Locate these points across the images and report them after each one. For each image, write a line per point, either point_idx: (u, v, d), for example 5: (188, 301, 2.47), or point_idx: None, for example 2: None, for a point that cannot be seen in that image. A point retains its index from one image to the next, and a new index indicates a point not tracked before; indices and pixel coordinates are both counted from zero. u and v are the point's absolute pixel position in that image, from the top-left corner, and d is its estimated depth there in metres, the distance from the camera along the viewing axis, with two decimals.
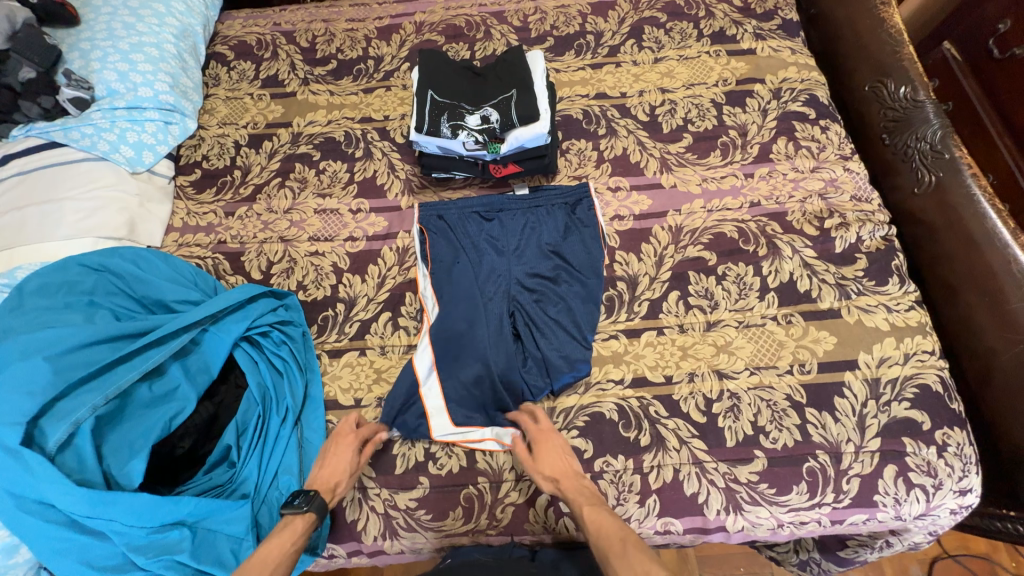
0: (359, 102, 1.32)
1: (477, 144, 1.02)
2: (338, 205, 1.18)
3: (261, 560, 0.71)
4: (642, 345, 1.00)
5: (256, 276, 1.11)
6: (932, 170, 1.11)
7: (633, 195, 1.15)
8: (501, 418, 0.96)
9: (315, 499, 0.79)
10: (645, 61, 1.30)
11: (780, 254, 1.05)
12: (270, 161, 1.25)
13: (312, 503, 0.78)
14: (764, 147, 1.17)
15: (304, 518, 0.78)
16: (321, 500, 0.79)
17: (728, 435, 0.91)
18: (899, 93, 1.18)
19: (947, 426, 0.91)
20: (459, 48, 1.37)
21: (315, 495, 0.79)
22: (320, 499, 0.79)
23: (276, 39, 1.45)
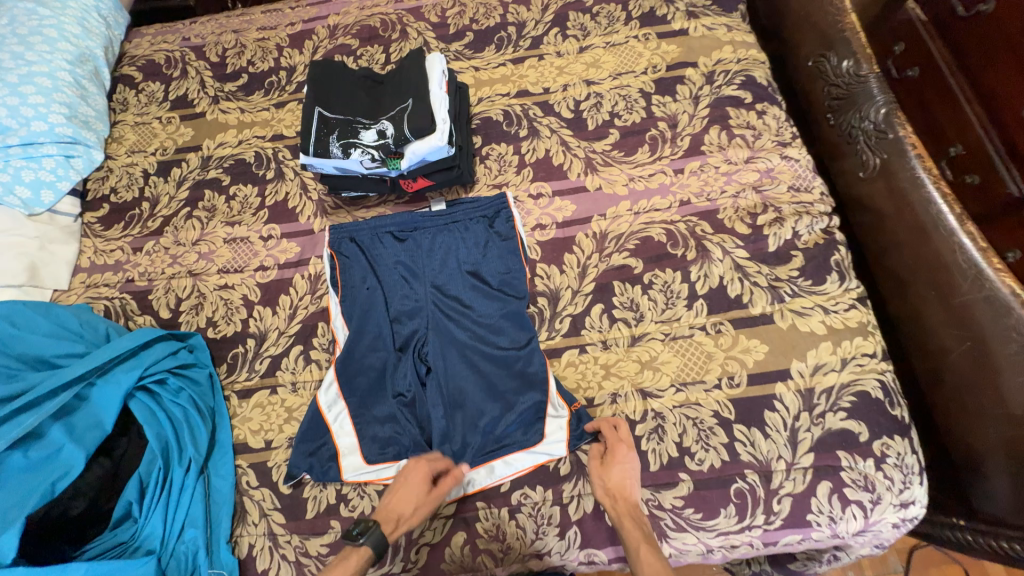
0: (271, 118, 1.25)
1: (375, 162, 0.95)
2: (248, 233, 1.12)
3: None
4: (563, 366, 0.94)
5: (165, 314, 1.06)
6: (875, 153, 1.02)
7: (556, 200, 1.08)
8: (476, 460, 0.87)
9: (373, 536, 0.75)
10: (569, 52, 1.21)
11: (709, 257, 0.97)
12: (178, 190, 1.19)
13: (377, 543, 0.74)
14: (695, 138, 1.08)
15: (360, 553, 0.74)
16: (381, 535, 0.75)
17: (651, 459, 0.86)
18: (842, 68, 1.08)
19: (886, 436, 0.84)
20: (374, 51, 1.29)
21: (372, 526, 0.76)
22: (378, 534, 0.75)
23: (185, 55, 1.37)
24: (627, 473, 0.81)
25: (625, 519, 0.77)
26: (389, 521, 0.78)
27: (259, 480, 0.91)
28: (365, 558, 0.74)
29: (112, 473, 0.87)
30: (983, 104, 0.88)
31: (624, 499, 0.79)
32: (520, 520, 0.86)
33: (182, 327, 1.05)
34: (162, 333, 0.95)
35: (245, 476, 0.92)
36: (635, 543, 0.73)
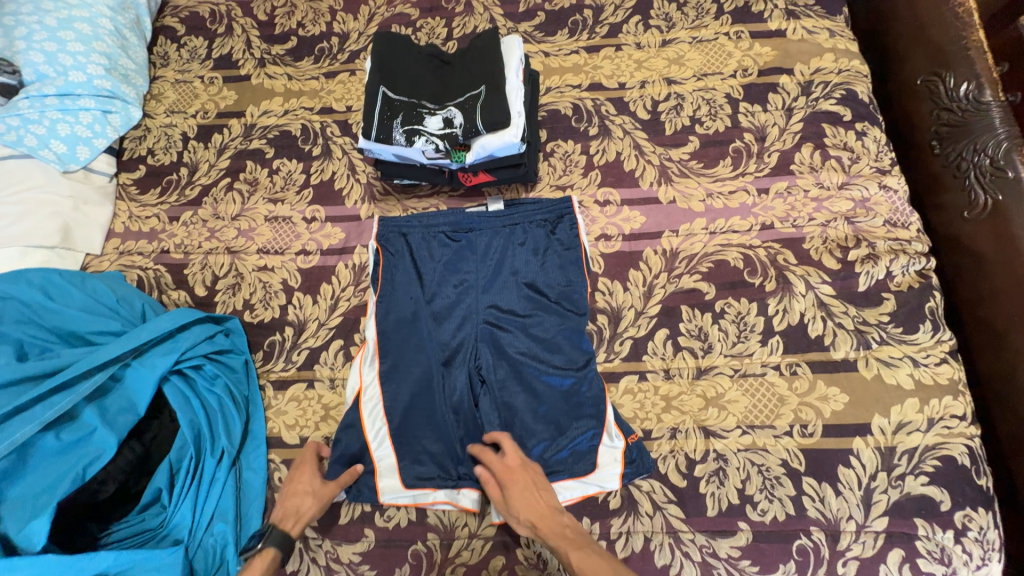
0: (320, 88, 1.16)
1: (438, 152, 0.87)
2: (291, 213, 1.06)
3: None
4: (620, 393, 0.88)
5: (201, 292, 1.01)
6: (988, 191, 0.91)
7: (624, 210, 0.99)
8: None
9: (273, 536, 0.76)
10: (651, 44, 1.10)
11: (790, 290, 0.89)
12: (219, 158, 1.12)
13: (281, 541, 0.76)
14: (784, 155, 0.99)
15: (262, 556, 0.76)
16: (281, 534, 0.77)
17: (709, 504, 0.81)
18: (959, 91, 0.97)
19: (969, 507, 0.77)
20: (435, 24, 1.18)
21: (269, 531, 0.77)
22: (279, 535, 0.77)
23: (231, 10, 1.27)
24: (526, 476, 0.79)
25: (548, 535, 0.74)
26: (288, 520, 0.79)
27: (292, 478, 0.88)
28: (273, 559, 0.76)
29: (142, 458, 0.83)
30: None
31: (540, 516, 0.75)
32: None
33: (217, 308, 1.00)
34: (200, 315, 0.91)
35: (278, 472, 0.88)
36: (566, 548, 0.73)
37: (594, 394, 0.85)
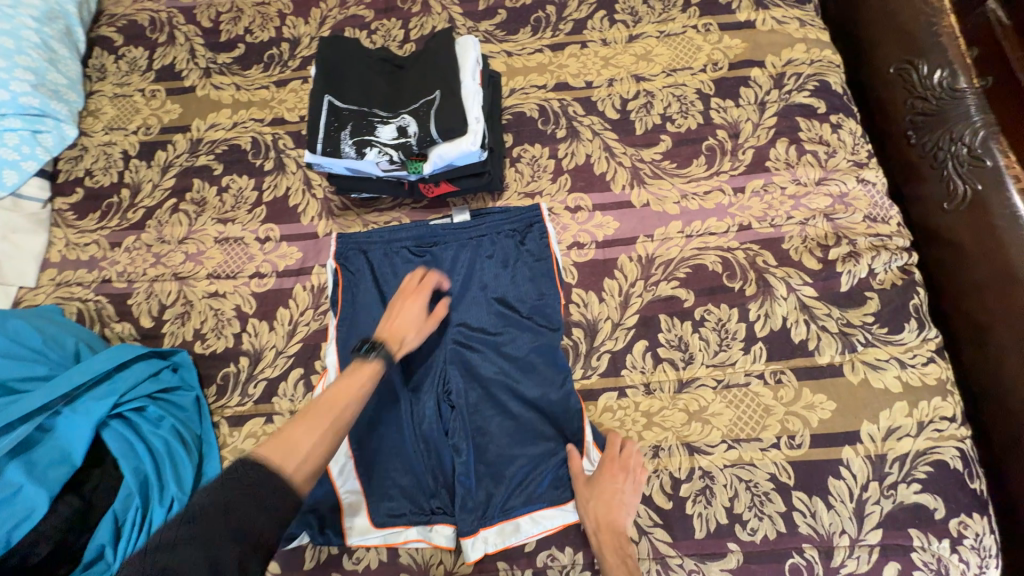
0: (271, 98, 1.09)
1: (393, 164, 0.81)
2: (243, 233, 0.99)
3: (330, 401, 0.67)
4: (599, 411, 0.83)
5: (147, 323, 0.94)
6: (967, 181, 0.89)
7: (596, 215, 0.95)
8: (494, 514, 0.78)
9: (382, 351, 0.75)
10: (617, 40, 1.05)
11: (771, 293, 0.86)
12: (163, 177, 1.04)
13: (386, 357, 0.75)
14: (759, 152, 0.95)
15: (371, 362, 0.74)
16: (388, 352, 0.76)
17: (697, 525, 0.76)
18: (934, 79, 0.94)
19: (964, 513, 0.74)
20: (391, 25, 1.12)
21: (380, 342, 0.76)
22: (385, 351, 0.75)
23: (172, 17, 1.19)
24: (612, 486, 0.76)
25: (607, 549, 0.73)
26: (393, 342, 0.78)
27: None
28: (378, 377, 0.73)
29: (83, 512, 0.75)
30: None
31: (608, 530, 0.74)
32: None
33: (164, 340, 0.92)
34: (142, 351, 0.84)
35: None
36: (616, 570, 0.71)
37: (572, 414, 0.80)
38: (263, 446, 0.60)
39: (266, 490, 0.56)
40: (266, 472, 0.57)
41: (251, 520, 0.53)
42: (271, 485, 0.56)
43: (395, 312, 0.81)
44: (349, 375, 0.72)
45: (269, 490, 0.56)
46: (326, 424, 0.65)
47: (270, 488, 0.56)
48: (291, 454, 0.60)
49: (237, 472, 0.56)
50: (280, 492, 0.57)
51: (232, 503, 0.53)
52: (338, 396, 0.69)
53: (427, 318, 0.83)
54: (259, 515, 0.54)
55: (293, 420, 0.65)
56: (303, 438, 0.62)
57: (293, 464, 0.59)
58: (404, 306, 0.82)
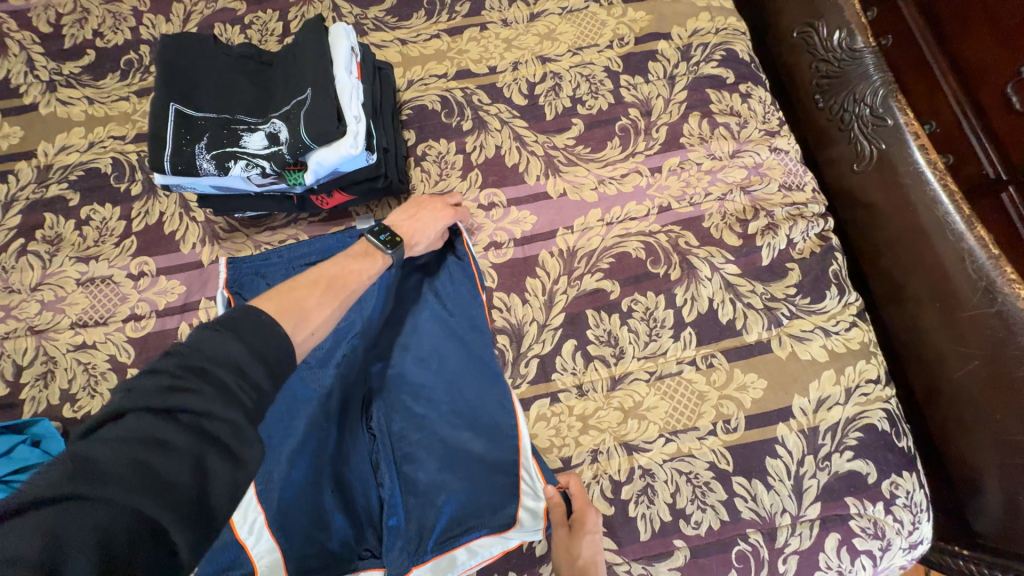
0: (132, 110, 0.94)
1: (268, 176, 0.71)
2: (111, 271, 0.85)
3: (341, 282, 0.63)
4: (532, 421, 0.78)
5: (0, 390, 0.79)
6: (873, 141, 0.89)
7: (512, 211, 0.88)
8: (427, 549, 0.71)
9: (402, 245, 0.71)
10: (518, 20, 0.98)
11: (696, 275, 0.83)
12: (6, 215, 0.88)
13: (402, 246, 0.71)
14: (672, 128, 0.91)
15: (383, 257, 0.70)
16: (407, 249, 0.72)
17: (641, 527, 0.73)
18: (833, 41, 0.93)
19: (894, 473, 0.75)
20: (267, 17, 0.99)
21: (400, 240, 0.71)
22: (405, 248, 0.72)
23: (2, 23, 1.01)
24: (597, 546, 0.69)
25: None
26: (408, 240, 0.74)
27: None
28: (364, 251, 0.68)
29: None
30: (958, 78, 0.82)
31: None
32: None
33: (24, 406, 0.79)
34: None
35: None
36: None
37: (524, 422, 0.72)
38: (271, 303, 0.54)
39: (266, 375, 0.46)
40: (260, 328, 0.49)
41: (249, 425, 0.42)
42: (270, 341, 0.48)
43: (417, 219, 0.77)
44: (361, 258, 0.68)
45: (261, 370, 0.46)
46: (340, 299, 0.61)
47: (269, 353, 0.48)
48: (307, 321, 0.55)
49: (237, 335, 0.46)
50: (276, 356, 0.48)
51: (229, 390, 0.43)
52: (351, 272, 0.65)
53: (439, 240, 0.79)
54: (252, 407, 0.44)
55: (306, 286, 0.59)
56: (319, 309, 0.57)
57: (301, 337, 0.53)
58: (427, 211, 0.78)
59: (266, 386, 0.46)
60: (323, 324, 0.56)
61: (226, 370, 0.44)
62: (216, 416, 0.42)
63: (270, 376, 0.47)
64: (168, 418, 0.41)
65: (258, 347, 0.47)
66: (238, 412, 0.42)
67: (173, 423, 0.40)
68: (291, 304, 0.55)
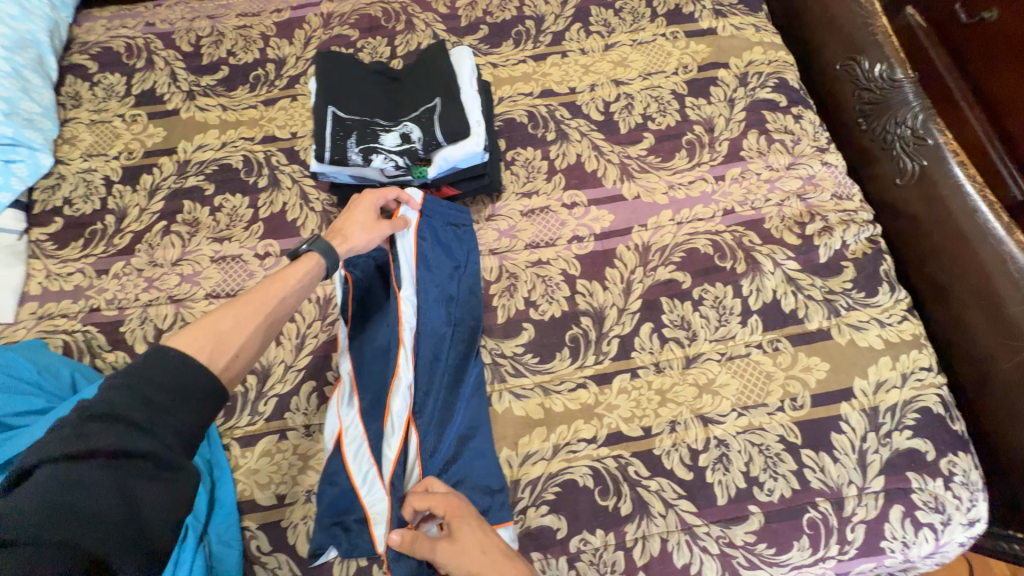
0: (260, 116, 1.09)
1: (399, 169, 0.83)
2: (241, 250, 0.97)
3: (264, 293, 0.69)
4: (614, 393, 0.86)
5: (142, 349, 0.90)
6: (914, 158, 1.00)
7: (592, 210, 0.99)
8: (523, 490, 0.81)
9: (320, 243, 0.76)
10: (594, 49, 1.13)
11: (760, 269, 0.92)
12: (151, 200, 1.02)
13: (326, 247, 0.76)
14: (734, 143, 1.03)
15: (309, 261, 0.74)
16: (327, 243, 0.76)
17: (718, 492, 0.80)
18: (874, 72, 1.06)
19: (951, 453, 0.81)
20: (376, 43, 1.16)
21: (318, 238, 0.77)
22: (325, 244, 0.76)
23: (150, 43, 1.18)
24: (479, 533, 0.66)
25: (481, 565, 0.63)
26: (334, 238, 0.79)
27: (272, 544, 0.78)
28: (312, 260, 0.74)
29: None
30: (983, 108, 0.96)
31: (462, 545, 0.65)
32: (580, 569, 0.76)
33: None
34: None
35: (255, 540, 0.78)
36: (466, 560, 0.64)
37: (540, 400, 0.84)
38: (184, 334, 0.61)
39: (182, 407, 0.56)
40: (175, 361, 0.57)
41: (164, 452, 0.53)
42: (195, 373, 0.57)
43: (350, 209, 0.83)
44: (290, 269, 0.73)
45: (180, 406, 0.55)
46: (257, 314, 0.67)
47: (186, 385, 0.56)
48: (229, 339, 0.63)
49: (145, 376, 0.55)
50: (195, 386, 0.57)
51: (147, 426, 0.53)
52: (278, 285, 0.70)
53: (373, 220, 0.82)
54: (168, 437, 0.54)
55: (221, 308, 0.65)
56: (235, 331, 0.64)
57: (220, 358, 0.61)
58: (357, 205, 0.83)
59: (180, 419, 0.55)
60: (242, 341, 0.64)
61: (138, 411, 0.53)
62: (131, 449, 0.51)
63: (187, 408, 0.56)
64: (77, 460, 0.49)
65: (167, 383, 0.55)
66: (153, 441, 0.53)
67: (89, 462, 0.49)
68: (204, 325, 0.62)
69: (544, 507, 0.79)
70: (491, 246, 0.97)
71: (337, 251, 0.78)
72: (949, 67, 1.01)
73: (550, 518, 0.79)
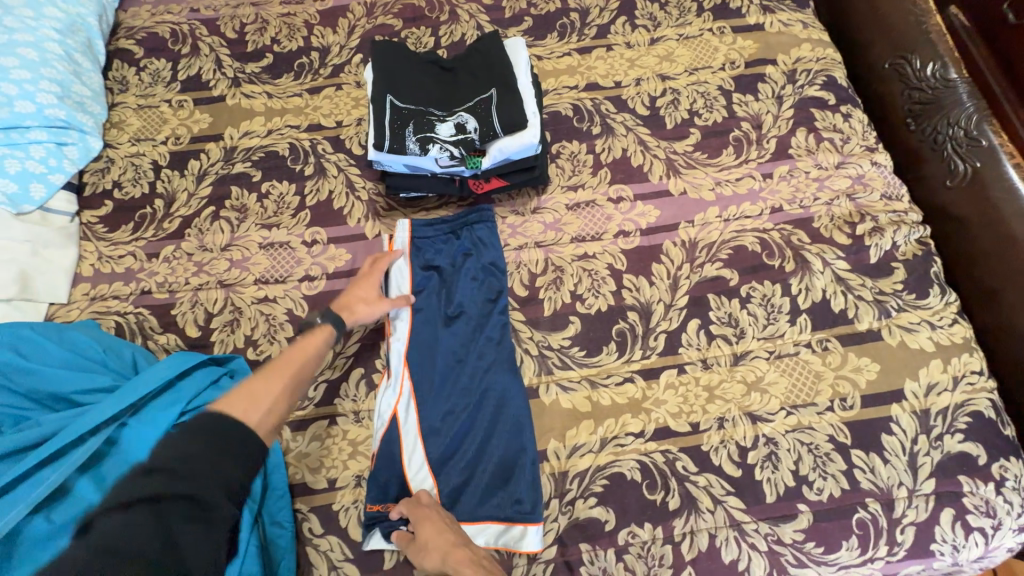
0: (305, 105, 1.10)
1: (453, 159, 0.89)
2: (288, 237, 0.98)
3: (285, 361, 0.72)
4: (662, 389, 0.86)
5: (193, 333, 0.91)
6: (966, 160, 0.98)
7: (638, 205, 0.99)
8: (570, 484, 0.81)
9: (329, 314, 0.80)
10: (640, 43, 1.12)
11: (809, 268, 0.92)
12: (199, 186, 1.03)
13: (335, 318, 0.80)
14: (782, 141, 1.02)
15: (322, 331, 0.79)
16: (337, 314, 0.81)
17: (767, 490, 0.80)
18: (927, 71, 1.05)
19: (1003, 458, 0.81)
20: (420, 33, 1.15)
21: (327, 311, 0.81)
22: (334, 314, 0.81)
23: (195, 29, 1.19)
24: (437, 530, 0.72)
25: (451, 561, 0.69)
26: (340, 308, 0.83)
27: (324, 527, 0.79)
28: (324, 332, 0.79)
29: None
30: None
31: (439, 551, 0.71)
32: (628, 562, 0.77)
33: (215, 347, 0.90)
34: (202, 358, 0.81)
35: (307, 523, 0.79)
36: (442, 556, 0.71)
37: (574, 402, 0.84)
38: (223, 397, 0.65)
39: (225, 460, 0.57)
40: (219, 421, 0.60)
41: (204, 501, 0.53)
42: (242, 434, 0.60)
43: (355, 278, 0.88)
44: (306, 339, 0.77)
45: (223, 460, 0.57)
46: (286, 373, 0.71)
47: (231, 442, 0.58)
48: (260, 396, 0.66)
49: (189, 434, 0.57)
50: (241, 444, 0.59)
51: (190, 476, 0.54)
52: (296, 352, 0.75)
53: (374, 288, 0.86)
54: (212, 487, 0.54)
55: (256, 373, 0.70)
56: (267, 390, 0.67)
57: (255, 416, 0.63)
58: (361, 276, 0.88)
59: (222, 471, 0.56)
60: (272, 397, 0.66)
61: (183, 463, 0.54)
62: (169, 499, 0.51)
63: (232, 463, 0.57)
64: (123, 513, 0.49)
65: (206, 437, 0.58)
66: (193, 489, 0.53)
67: (133, 512, 0.50)
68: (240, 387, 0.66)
69: (592, 499, 0.80)
70: (537, 239, 0.97)
71: (347, 323, 0.82)
72: (989, 65, 0.99)
73: (598, 510, 0.79)
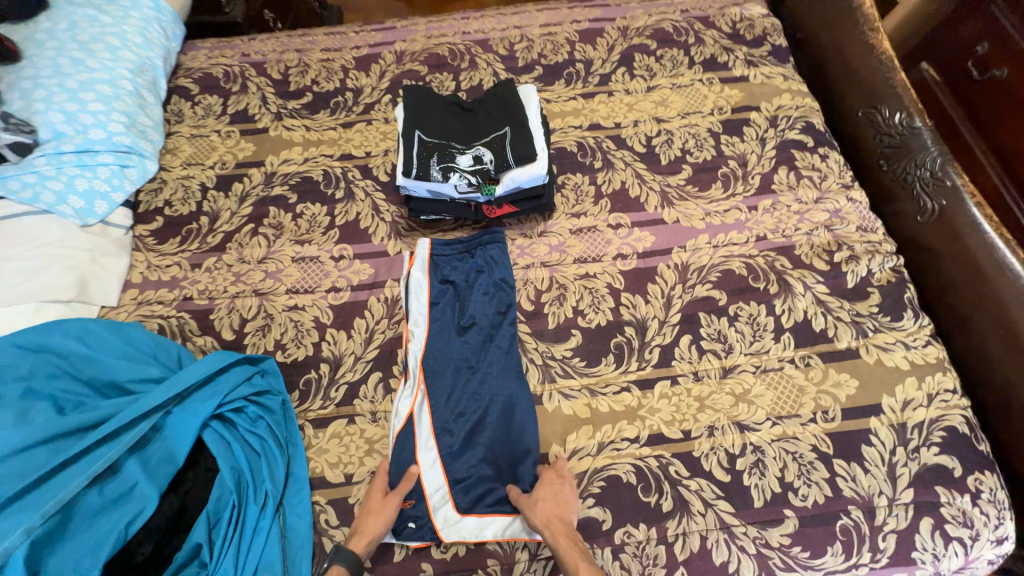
0: (338, 137, 1.23)
1: (471, 187, 1.00)
2: (318, 252, 1.09)
3: None
4: (656, 398, 0.93)
5: (229, 336, 1.00)
6: (934, 198, 1.09)
7: (635, 231, 1.09)
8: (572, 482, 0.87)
9: (341, 555, 0.75)
10: (637, 90, 1.26)
11: (791, 291, 1.00)
12: (241, 206, 1.15)
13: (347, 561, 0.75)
14: (765, 177, 1.13)
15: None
16: (349, 552, 0.76)
17: (755, 495, 0.85)
18: (894, 120, 1.17)
19: (977, 471, 0.86)
20: (443, 78, 1.31)
21: (337, 549, 0.76)
22: (346, 553, 0.76)
23: (245, 70, 1.35)
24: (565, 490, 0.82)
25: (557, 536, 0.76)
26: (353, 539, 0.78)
27: (340, 519, 0.85)
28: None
29: (178, 514, 0.81)
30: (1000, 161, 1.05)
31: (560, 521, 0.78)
32: (624, 561, 0.81)
33: (247, 350, 0.99)
34: (238, 357, 0.91)
35: (323, 514, 0.85)
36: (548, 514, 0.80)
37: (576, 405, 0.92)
38: None
39: None
40: None
41: None
42: None
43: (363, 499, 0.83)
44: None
45: None
46: None
47: None
48: None
49: None
50: None
51: None
52: None
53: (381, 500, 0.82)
54: None
55: None
56: None
57: None
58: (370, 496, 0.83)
59: None
60: None
61: None
62: None
63: None
64: None
65: None
66: None
67: None
68: None
69: (591, 499, 0.85)
70: (543, 259, 1.06)
71: (361, 551, 0.77)
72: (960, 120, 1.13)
73: (596, 510, 0.85)
